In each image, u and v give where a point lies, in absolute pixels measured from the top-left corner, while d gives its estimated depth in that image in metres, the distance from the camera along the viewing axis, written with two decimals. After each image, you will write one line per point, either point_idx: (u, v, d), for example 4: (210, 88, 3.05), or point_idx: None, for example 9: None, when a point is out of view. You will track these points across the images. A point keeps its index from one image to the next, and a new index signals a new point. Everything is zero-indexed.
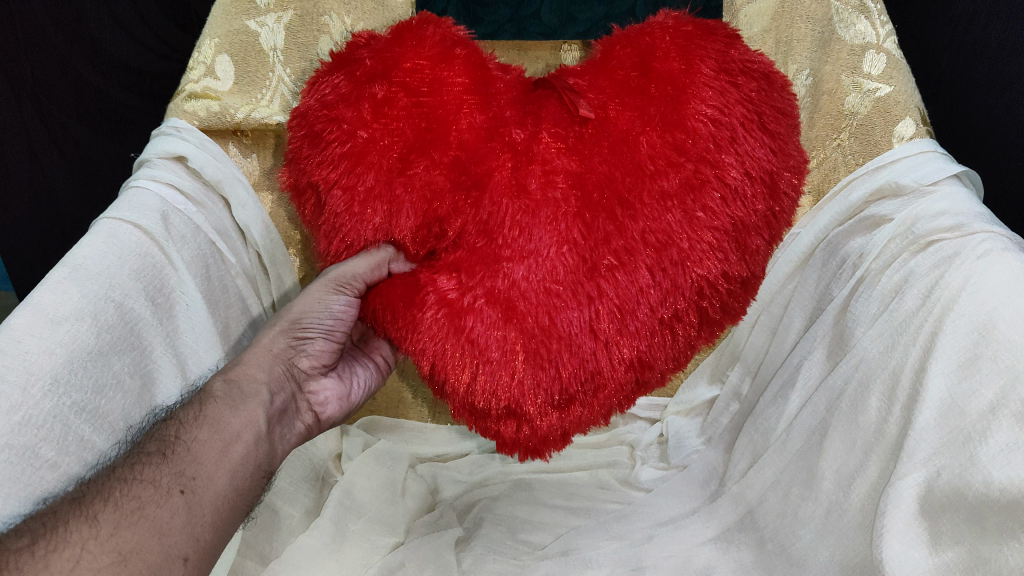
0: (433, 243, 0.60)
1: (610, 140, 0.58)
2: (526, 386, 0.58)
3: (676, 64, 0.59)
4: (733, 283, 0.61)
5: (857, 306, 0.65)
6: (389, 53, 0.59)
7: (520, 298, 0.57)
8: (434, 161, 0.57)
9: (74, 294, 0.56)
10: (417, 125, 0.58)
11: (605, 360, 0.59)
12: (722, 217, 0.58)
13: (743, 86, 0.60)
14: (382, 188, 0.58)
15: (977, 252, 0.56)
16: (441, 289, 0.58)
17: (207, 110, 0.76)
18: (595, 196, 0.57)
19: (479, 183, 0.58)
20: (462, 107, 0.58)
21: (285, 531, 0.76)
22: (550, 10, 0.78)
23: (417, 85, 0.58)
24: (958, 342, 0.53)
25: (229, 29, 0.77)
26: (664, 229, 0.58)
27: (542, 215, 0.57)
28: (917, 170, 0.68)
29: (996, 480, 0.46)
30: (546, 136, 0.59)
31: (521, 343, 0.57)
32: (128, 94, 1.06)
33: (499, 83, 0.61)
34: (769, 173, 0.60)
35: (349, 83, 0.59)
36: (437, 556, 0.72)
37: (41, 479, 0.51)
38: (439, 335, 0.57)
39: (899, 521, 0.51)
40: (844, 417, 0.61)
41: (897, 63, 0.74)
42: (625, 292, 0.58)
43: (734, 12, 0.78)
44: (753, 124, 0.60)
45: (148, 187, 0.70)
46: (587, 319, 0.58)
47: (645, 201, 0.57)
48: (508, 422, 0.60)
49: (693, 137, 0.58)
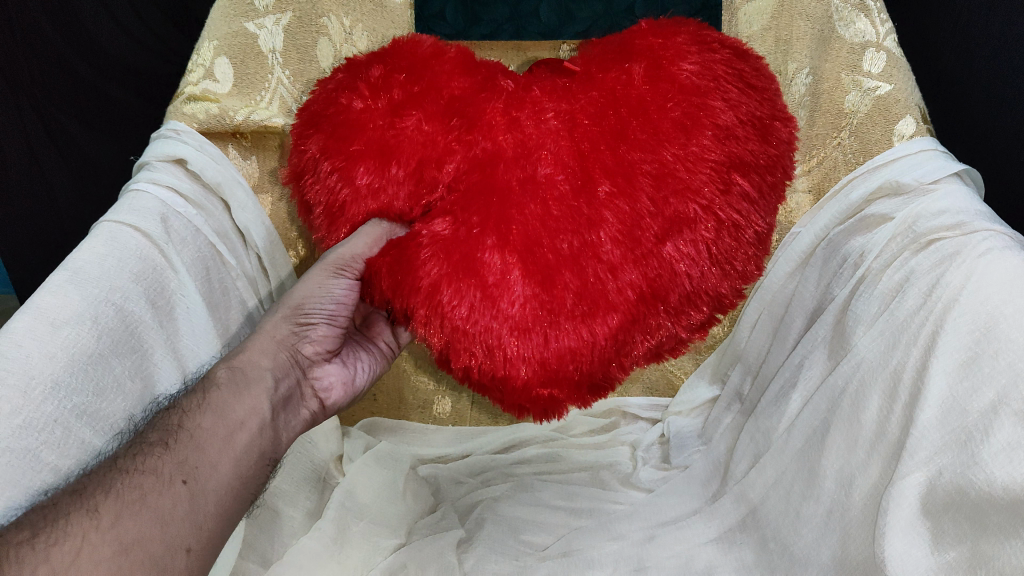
0: (427, 196, 0.59)
1: (597, 91, 0.60)
2: (528, 309, 0.56)
3: (654, 38, 0.62)
4: (736, 219, 0.60)
5: (858, 306, 0.65)
6: (385, 49, 0.65)
7: (515, 222, 0.56)
8: (426, 114, 0.60)
9: (74, 298, 0.57)
10: (409, 89, 0.61)
11: (611, 284, 0.57)
12: (716, 152, 0.59)
13: (721, 49, 0.63)
14: (376, 144, 0.60)
15: (979, 249, 0.56)
16: (435, 229, 0.57)
17: (206, 113, 0.76)
18: (586, 132, 0.58)
19: (470, 124, 0.59)
20: (452, 75, 0.62)
21: (287, 532, 0.75)
22: (549, 8, 0.79)
23: (408, 65, 0.62)
24: (959, 341, 0.53)
25: (228, 30, 0.77)
26: (661, 161, 0.58)
27: (535, 148, 0.58)
28: (917, 168, 0.68)
29: (998, 479, 0.46)
30: (537, 88, 0.61)
31: (519, 264, 0.56)
32: (125, 92, 1.04)
33: (488, 66, 0.64)
34: (758, 119, 0.62)
35: (347, 74, 0.64)
36: (438, 556, 0.72)
37: (43, 483, 0.51)
38: (435, 267, 0.56)
39: (901, 520, 0.51)
40: (845, 415, 0.61)
41: (897, 62, 0.74)
42: (626, 216, 0.57)
43: (734, 10, 0.79)
44: (735, 78, 0.62)
45: (147, 189, 0.70)
46: (587, 241, 0.57)
47: (638, 136, 0.58)
48: (506, 355, 0.57)
49: (678, 83, 0.60)
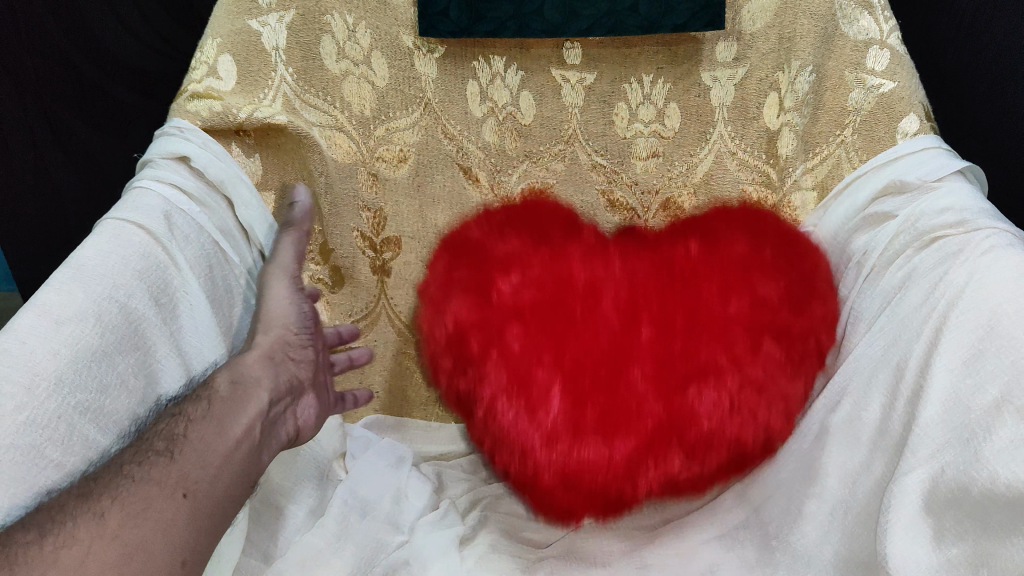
0: (489, 312, 0.69)
1: (650, 247, 0.75)
2: (566, 441, 0.64)
3: (713, 217, 0.77)
4: (766, 378, 0.66)
5: (862, 304, 0.67)
6: (500, 217, 0.78)
7: (571, 342, 0.67)
8: (513, 246, 0.74)
9: (78, 295, 0.57)
10: (515, 237, 0.75)
11: (637, 433, 0.64)
12: (755, 325, 0.68)
13: (769, 243, 0.73)
14: (473, 270, 0.73)
15: (982, 247, 0.56)
16: (505, 344, 0.67)
17: (208, 110, 0.75)
18: (642, 292, 0.70)
19: (547, 276, 0.71)
20: (546, 233, 0.76)
21: (289, 530, 0.75)
22: (552, 6, 0.76)
23: (512, 224, 0.77)
24: (961, 340, 0.53)
25: (232, 28, 0.77)
26: (705, 334, 0.67)
27: (601, 290, 0.71)
28: (920, 167, 0.68)
29: (1003, 477, 0.45)
30: (605, 244, 0.75)
31: (560, 388, 0.65)
32: (131, 94, 1.05)
33: (582, 233, 0.76)
34: (796, 299, 0.69)
35: (455, 237, 0.78)
36: (440, 553, 0.72)
37: (47, 478, 0.51)
38: (495, 364, 0.67)
39: (903, 517, 0.51)
40: (846, 416, 0.63)
41: (901, 59, 0.73)
42: (658, 373, 0.66)
43: (737, 9, 0.77)
44: (789, 266, 0.71)
45: (150, 187, 0.70)
46: (621, 372, 0.66)
47: (685, 311, 0.69)
48: (555, 469, 0.65)
49: (728, 259, 0.72)
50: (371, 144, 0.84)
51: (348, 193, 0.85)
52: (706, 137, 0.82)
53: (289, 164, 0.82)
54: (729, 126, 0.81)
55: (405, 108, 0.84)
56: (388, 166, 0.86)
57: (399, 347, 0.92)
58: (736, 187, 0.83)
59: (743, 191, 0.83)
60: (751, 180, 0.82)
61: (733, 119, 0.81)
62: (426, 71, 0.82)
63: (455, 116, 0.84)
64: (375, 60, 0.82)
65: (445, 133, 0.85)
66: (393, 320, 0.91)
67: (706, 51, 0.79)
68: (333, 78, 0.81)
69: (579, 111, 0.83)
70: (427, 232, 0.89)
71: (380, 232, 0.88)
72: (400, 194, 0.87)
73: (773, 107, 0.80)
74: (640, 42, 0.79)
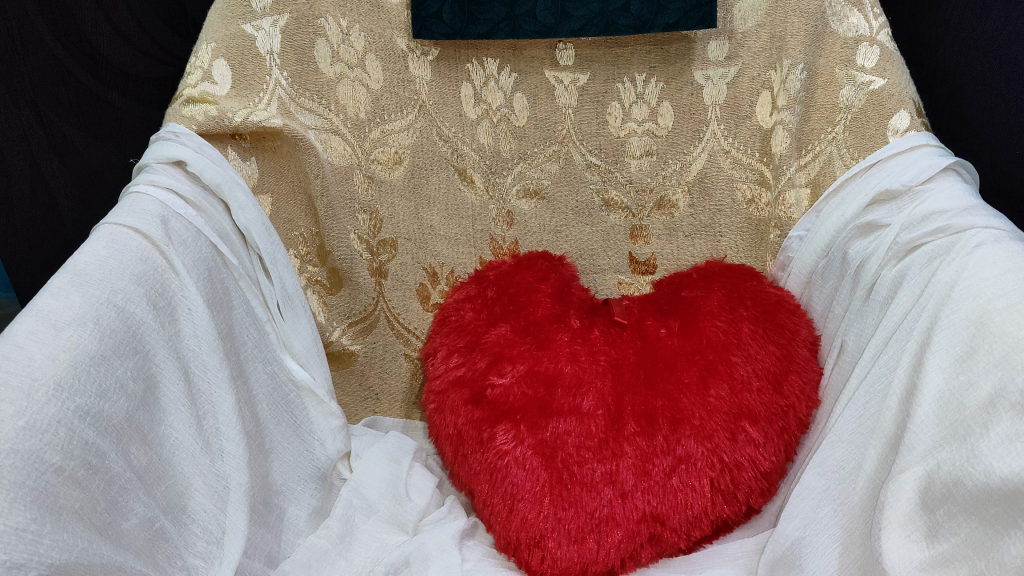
0: (488, 411, 0.72)
1: (649, 300, 0.78)
2: (548, 526, 0.68)
3: (710, 272, 0.78)
4: (741, 463, 0.69)
5: (857, 320, 0.68)
6: (508, 275, 0.80)
7: (560, 448, 0.70)
8: (510, 328, 0.76)
9: (76, 300, 0.57)
10: (514, 294, 0.78)
11: (614, 540, 0.68)
12: (738, 408, 0.70)
13: (767, 296, 0.74)
14: (477, 332, 0.77)
15: (970, 244, 0.59)
16: (499, 448, 0.71)
17: (204, 114, 0.76)
18: (636, 355, 0.73)
19: (543, 343, 0.74)
20: (540, 288, 0.78)
21: (291, 532, 0.75)
22: (544, 8, 0.76)
23: (511, 287, 0.78)
24: (954, 336, 0.55)
25: (226, 32, 0.78)
26: (689, 428, 0.70)
27: (594, 346, 0.74)
28: (906, 172, 0.69)
29: (998, 471, 0.48)
30: (604, 314, 0.78)
31: (548, 487, 0.69)
32: (126, 99, 1.03)
33: (574, 293, 0.80)
34: (783, 368, 0.71)
35: (465, 290, 0.81)
36: (442, 551, 0.71)
37: (46, 484, 0.50)
38: (493, 457, 0.71)
39: (899, 514, 0.54)
40: (858, 409, 0.62)
41: (892, 56, 0.74)
42: (642, 481, 0.69)
43: (729, 8, 0.78)
44: (783, 331, 0.72)
45: (148, 192, 0.70)
46: (609, 471, 0.69)
47: (678, 381, 0.71)
48: (543, 560, 0.68)
49: (721, 306, 0.74)
50: (366, 147, 0.85)
51: (345, 196, 0.86)
52: (701, 135, 0.82)
53: (286, 167, 0.83)
54: (723, 124, 0.82)
55: (400, 110, 0.84)
56: (384, 168, 0.86)
57: (396, 347, 0.92)
58: (730, 185, 0.84)
59: (736, 188, 0.84)
60: (745, 178, 0.83)
61: (726, 117, 0.81)
62: (421, 72, 0.83)
63: (450, 118, 0.85)
64: (369, 62, 0.82)
65: (440, 134, 0.85)
66: (392, 321, 0.91)
67: (698, 49, 0.79)
68: (328, 82, 0.82)
69: (573, 111, 0.83)
70: (423, 232, 0.89)
71: (377, 234, 0.88)
72: (396, 195, 0.87)
73: (765, 105, 0.80)
74: (632, 41, 0.80)
